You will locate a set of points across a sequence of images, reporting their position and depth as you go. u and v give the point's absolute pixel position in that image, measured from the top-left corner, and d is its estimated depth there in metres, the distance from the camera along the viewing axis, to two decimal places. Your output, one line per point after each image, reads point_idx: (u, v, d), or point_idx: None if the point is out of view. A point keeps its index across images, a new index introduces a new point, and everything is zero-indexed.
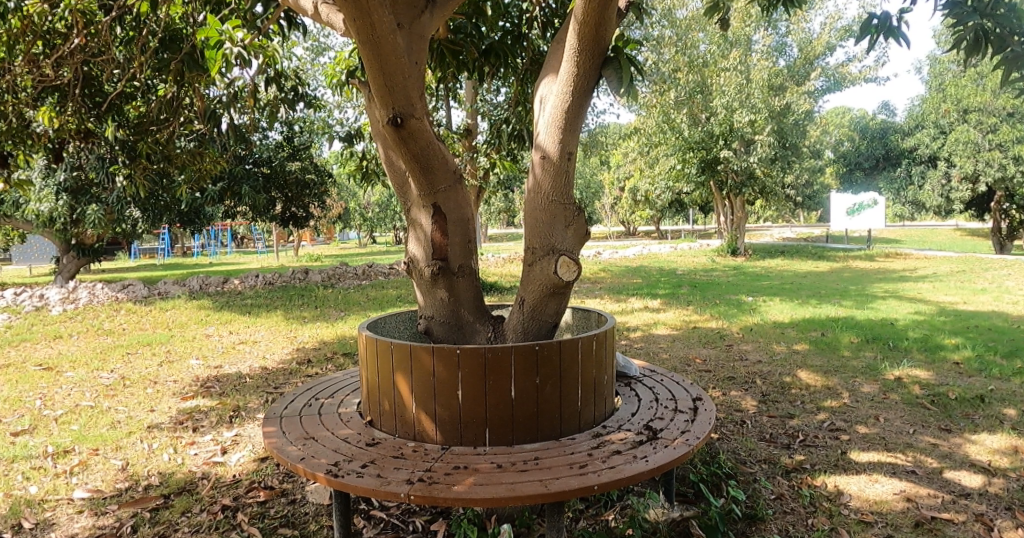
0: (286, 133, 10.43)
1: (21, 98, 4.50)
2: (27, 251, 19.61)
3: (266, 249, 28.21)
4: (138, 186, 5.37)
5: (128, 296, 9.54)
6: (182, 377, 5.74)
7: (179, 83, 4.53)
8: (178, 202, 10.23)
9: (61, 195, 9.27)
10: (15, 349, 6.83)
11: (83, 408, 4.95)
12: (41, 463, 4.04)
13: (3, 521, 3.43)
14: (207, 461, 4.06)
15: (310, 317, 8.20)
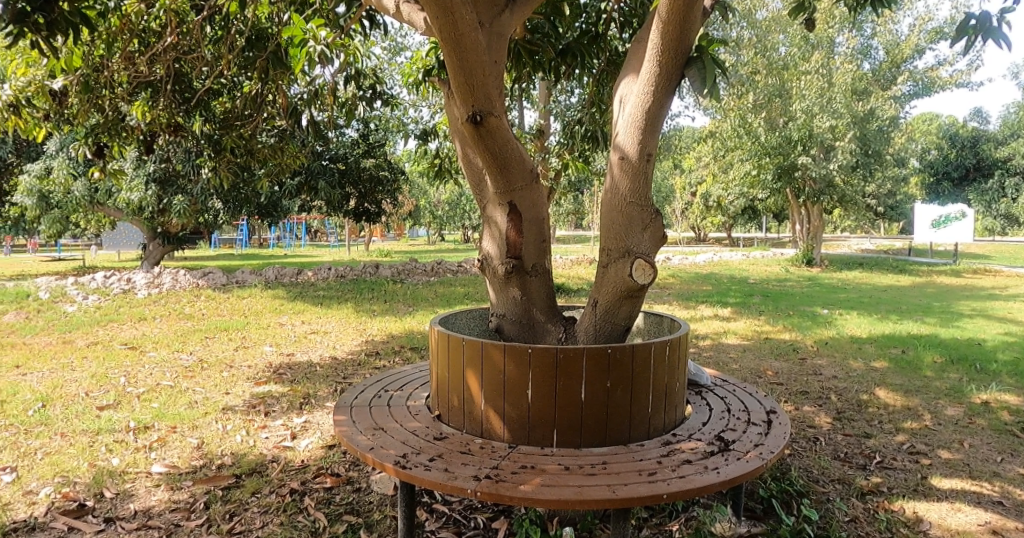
0: (363, 130, 10.71)
1: (118, 93, 4.73)
2: (117, 237, 20.85)
3: (338, 243, 29.11)
4: (222, 177, 5.59)
5: (208, 283, 9.97)
6: (256, 363, 5.96)
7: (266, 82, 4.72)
8: (258, 195, 10.65)
9: (149, 185, 9.76)
10: (105, 329, 7.26)
11: (163, 387, 5.21)
12: (123, 436, 4.27)
13: (88, 489, 3.60)
14: (278, 445, 4.21)
15: (381, 310, 8.39)
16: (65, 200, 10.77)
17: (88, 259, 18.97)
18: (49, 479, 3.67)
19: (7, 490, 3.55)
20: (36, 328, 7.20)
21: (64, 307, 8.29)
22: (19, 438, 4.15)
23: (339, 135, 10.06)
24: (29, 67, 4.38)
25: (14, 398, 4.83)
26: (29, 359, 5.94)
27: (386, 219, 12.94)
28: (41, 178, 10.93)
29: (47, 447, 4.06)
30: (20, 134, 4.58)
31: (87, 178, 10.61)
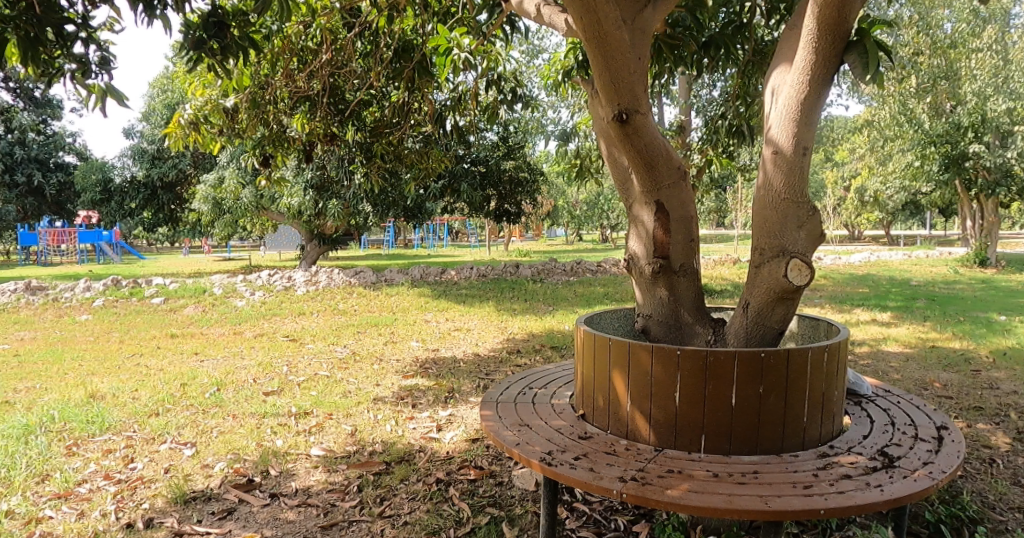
0: (503, 133, 11.02)
1: (281, 107, 5.09)
2: (279, 239, 22.91)
3: (476, 244, 30.14)
4: (373, 182, 5.95)
5: (359, 281, 10.69)
6: (404, 357, 6.32)
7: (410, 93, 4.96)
8: (404, 198, 11.29)
9: (307, 190, 10.63)
10: (270, 323, 8.01)
11: (321, 377, 5.66)
12: (286, 420, 4.66)
13: (256, 465, 3.95)
14: (424, 435, 4.43)
15: (521, 309, 8.57)
16: (235, 206, 11.97)
17: (255, 259, 21.03)
18: (223, 455, 4.05)
19: (188, 462, 3.96)
20: (212, 321, 8.07)
21: (235, 301, 9.23)
22: (199, 417, 4.64)
23: (479, 139, 10.40)
24: (207, 87, 4.94)
25: (195, 382, 5.44)
26: (208, 348, 6.67)
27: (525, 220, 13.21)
28: (215, 186, 12.20)
29: (221, 426, 4.50)
30: (200, 147, 5.12)
31: (254, 186, 11.75)
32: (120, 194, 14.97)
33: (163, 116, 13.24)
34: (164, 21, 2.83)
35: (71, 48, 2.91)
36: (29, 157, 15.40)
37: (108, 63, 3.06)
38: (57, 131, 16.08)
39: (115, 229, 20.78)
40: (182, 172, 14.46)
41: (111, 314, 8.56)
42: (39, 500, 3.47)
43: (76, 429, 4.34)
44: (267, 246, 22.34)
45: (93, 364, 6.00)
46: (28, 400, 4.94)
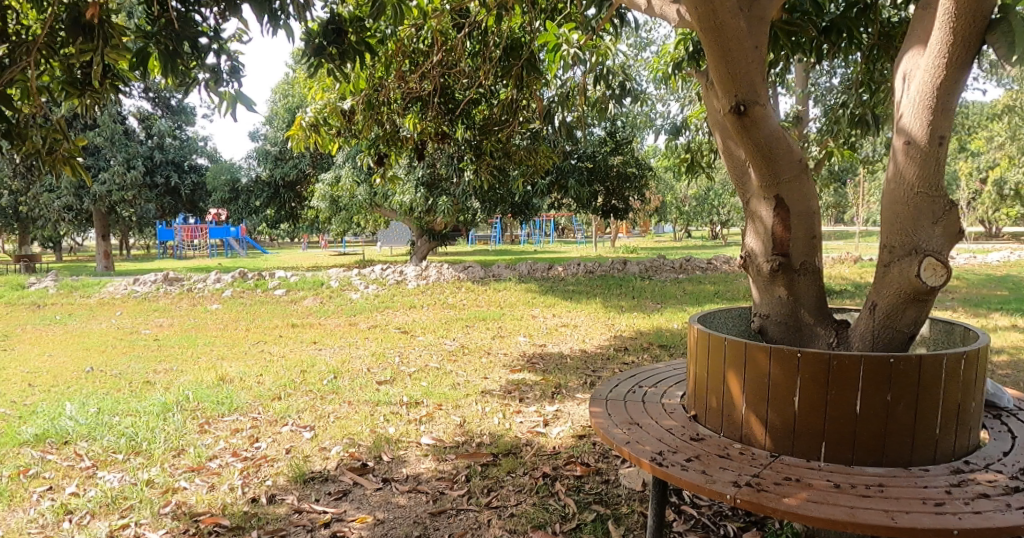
0: (611, 128, 10.91)
1: (395, 108, 5.24)
2: (391, 234, 23.91)
3: (583, 240, 30.06)
4: (482, 179, 6.07)
5: (468, 276, 10.94)
6: (512, 351, 6.43)
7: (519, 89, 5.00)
8: (511, 195, 11.46)
9: (419, 188, 11.01)
10: (383, 315, 8.39)
11: (431, 368, 5.86)
12: (398, 409, 4.86)
13: (370, 450, 4.15)
14: (531, 430, 4.48)
15: (629, 306, 8.46)
16: (351, 203, 12.59)
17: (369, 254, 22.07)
18: (339, 439, 4.28)
19: (308, 444, 4.21)
20: (330, 312, 8.56)
21: (351, 294, 9.75)
22: (318, 402, 4.93)
23: (586, 134, 10.35)
24: (326, 91, 5.17)
25: (314, 369, 5.80)
26: (326, 337, 7.09)
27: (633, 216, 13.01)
28: (332, 185, 12.90)
29: (338, 412, 4.76)
30: (319, 147, 5.41)
31: (368, 184, 12.31)
32: (247, 193, 16.17)
33: (285, 120, 14.14)
34: (286, 31, 3.07)
35: (205, 58, 3.27)
36: (167, 160, 16.92)
37: (237, 71, 3.36)
38: (191, 135, 17.59)
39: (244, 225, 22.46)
40: (301, 172, 15.42)
41: (239, 304, 9.28)
42: (176, 472, 3.80)
43: (208, 408, 4.72)
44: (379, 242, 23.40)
45: (223, 350, 6.54)
46: (167, 380, 5.44)
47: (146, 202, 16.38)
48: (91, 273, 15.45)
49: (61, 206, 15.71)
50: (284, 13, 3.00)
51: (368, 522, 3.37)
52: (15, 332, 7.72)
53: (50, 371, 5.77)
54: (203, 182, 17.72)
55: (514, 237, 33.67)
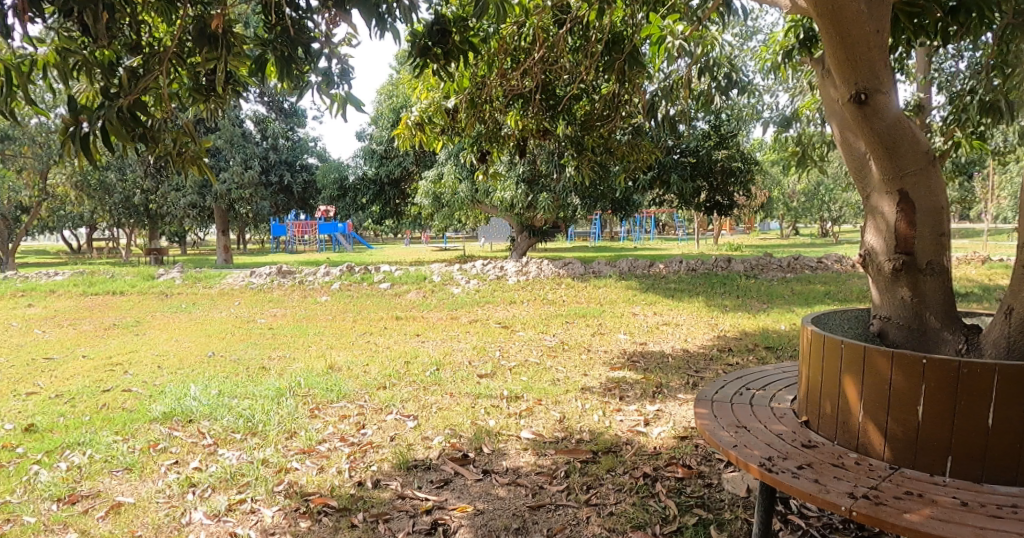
0: (715, 122, 10.57)
1: (497, 105, 5.27)
2: (490, 230, 24.27)
3: (683, 237, 29.30)
4: (583, 175, 6.04)
5: (568, 272, 10.90)
6: (612, 348, 6.38)
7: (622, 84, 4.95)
8: (612, 191, 11.40)
9: (520, 184, 11.14)
10: (483, 310, 8.54)
11: (531, 363, 5.91)
12: (498, 402, 4.92)
13: (471, 442, 4.23)
14: (631, 429, 4.43)
15: (733, 306, 8.17)
16: (454, 200, 12.90)
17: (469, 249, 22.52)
18: (441, 429, 4.40)
19: (411, 433, 4.35)
20: (432, 306, 8.83)
21: (453, 288, 9.99)
22: (421, 393, 5.09)
23: (690, 128, 10.07)
24: (430, 90, 5.20)
25: (417, 360, 5.99)
26: (428, 330, 7.31)
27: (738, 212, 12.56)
28: (435, 182, 13.23)
29: (440, 403, 4.89)
30: (424, 146, 5.57)
31: (471, 181, 12.57)
32: (355, 191, 16.91)
33: (390, 119, 14.66)
34: (393, 34, 3.19)
35: (316, 61, 3.45)
36: (281, 160, 17.96)
37: (346, 74, 3.53)
38: (303, 136, 18.59)
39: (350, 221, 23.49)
40: (405, 169, 15.96)
41: (347, 296, 9.73)
42: (289, 453, 4.03)
43: (318, 395, 4.98)
44: (478, 238, 23.83)
45: (332, 340, 6.88)
46: (281, 367, 5.79)
47: (263, 200, 17.47)
48: (215, 266, 16.68)
49: (188, 203, 17.08)
50: (389, 17, 3.10)
51: (468, 512, 3.45)
52: (149, 318, 8.46)
53: (179, 355, 6.28)
54: (313, 181, 18.71)
55: (613, 233, 33.28)
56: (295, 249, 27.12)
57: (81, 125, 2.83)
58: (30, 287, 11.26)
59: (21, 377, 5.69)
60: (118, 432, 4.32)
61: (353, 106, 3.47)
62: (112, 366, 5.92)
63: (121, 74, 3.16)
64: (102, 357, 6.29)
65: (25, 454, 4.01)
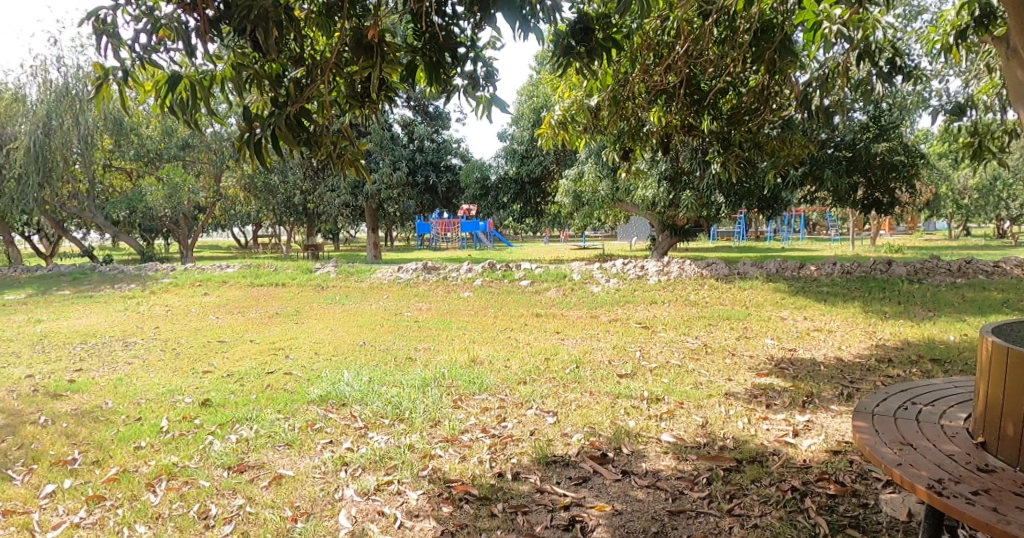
0: (874, 112, 9.82)
1: (639, 102, 5.18)
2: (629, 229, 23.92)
3: (835, 237, 27.33)
4: (729, 172, 5.79)
5: (712, 274, 10.33)
6: (757, 354, 6.09)
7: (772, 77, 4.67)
8: (759, 188, 11.26)
9: (661, 182, 10.99)
10: (623, 310, 8.48)
11: (672, 365, 5.77)
12: (638, 403, 4.85)
13: (610, 441, 4.20)
14: (779, 439, 4.20)
15: (894, 312, 7.51)
16: (594, 199, 12.88)
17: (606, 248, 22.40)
18: (580, 427, 4.41)
19: (550, 428, 4.40)
20: (572, 304, 8.94)
21: (592, 287, 10.00)
22: (560, 390, 5.13)
23: (848, 120, 9.38)
24: (572, 89, 5.29)
25: (557, 357, 6.05)
26: (568, 328, 7.36)
27: (899, 210, 11.56)
28: (575, 180, 13.29)
29: (579, 400, 4.91)
30: (566, 144, 5.65)
31: (611, 179, 12.52)
32: (496, 190, 17.40)
33: (531, 119, 14.83)
34: (535, 33, 3.19)
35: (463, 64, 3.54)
36: (427, 161, 18.76)
37: (492, 75, 3.62)
38: (448, 137, 19.02)
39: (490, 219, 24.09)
40: (545, 168, 16.16)
41: (489, 293, 10.03)
42: (433, 440, 4.22)
43: (462, 387, 5.17)
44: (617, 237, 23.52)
45: (474, 334, 7.13)
46: (427, 358, 6.09)
47: (409, 199, 18.41)
48: (365, 261, 17.80)
49: (342, 202, 18.35)
50: (532, 17, 3.11)
51: (606, 511, 3.43)
52: (308, 308, 9.20)
53: (335, 343, 6.77)
54: (457, 181, 19.21)
55: (757, 232, 31.72)
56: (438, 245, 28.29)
57: (254, 131, 3.15)
58: (208, 277, 12.62)
59: (203, 357, 6.39)
60: (280, 411, 4.73)
61: (498, 107, 3.55)
62: (276, 351, 6.50)
63: (288, 84, 3.43)
64: (268, 342, 6.93)
65: (204, 425, 4.50)
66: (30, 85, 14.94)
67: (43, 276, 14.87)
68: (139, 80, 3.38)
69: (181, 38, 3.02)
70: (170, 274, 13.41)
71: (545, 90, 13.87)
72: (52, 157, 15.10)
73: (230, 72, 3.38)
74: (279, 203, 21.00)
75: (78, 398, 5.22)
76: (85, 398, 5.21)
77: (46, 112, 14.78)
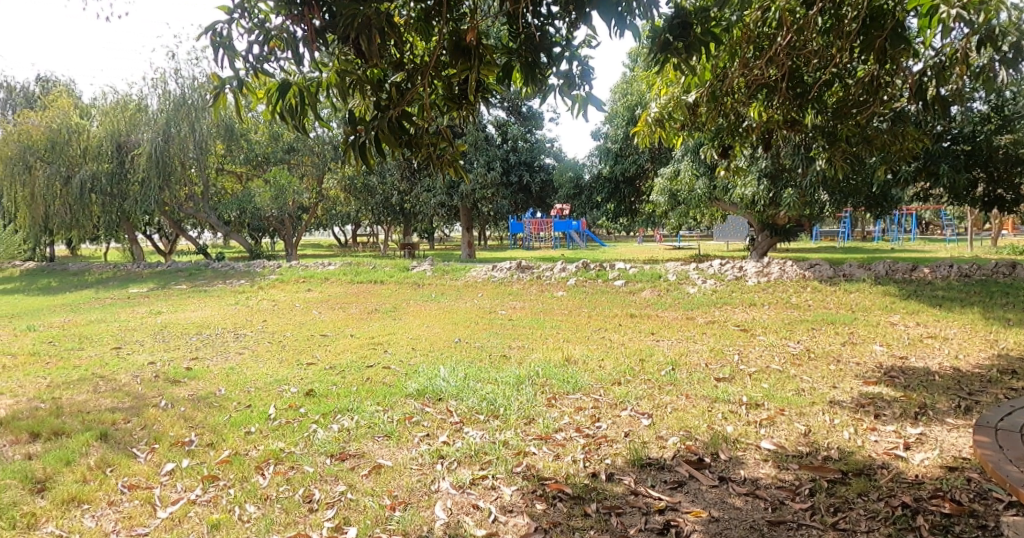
0: (996, 102, 9.10)
1: (738, 97, 5.03)
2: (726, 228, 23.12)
3: (952, 236, 25.44)
4: (835, 168, 5.50)
5: (815, 276, 9.85)
6: (865, 361, 5.78)
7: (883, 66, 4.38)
8: (867, 186, 10.74)
9: (762, 180, 10.66)
10: (721, 312, 8.27)
11: (772, 370, 5.57)
12: (736, 408, 4.71)
13: (707, 447, 4.10)
14: (888, 451, 3.97)
15: (1020, 319, 6.93)
16: (690, 198, 12.61)
17: (701, 248, 21.85)
18: (676, 430, 4.33)
19: (645, 431, 4.35)
20: (668, 305, 8.82)
21: (688, 288, 9.80)
22: (656, 392, 5.06)
23: (969, 111, 8.71)
24: (669, 86, 5.23)
25: (652, 358, 5.98)
26: (663, 329, 7.25)
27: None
28: (671, 179, 13.14)
29: (675, 403, 4.82)
30: (663, 141, 5.68)
31: (708, 177, 12.23)
32: (590, 189, 17.44)
33: (626, 118, 14.67)
34: (629, 29, 3.05)
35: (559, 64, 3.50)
36: (520, 161, 18.90)
37: (587, 73, 3.51)
38: (541, 137, 19.22)
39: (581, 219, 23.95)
40: (640, 167, 15.92)
41: (582, 293, 10.02)
42: (527, 438, 4.27)
43: (556, 385, 5.20)
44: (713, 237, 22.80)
45: (567, 333, 7.15)
46: (521, 356, 6.16)
47: (503, 199, 18.63)
48: (459, 260, 18.17)
49: (438, 202, 18.78)
50: (625, 13, 2.99)
51: (702, 517, 3.35)
52: (405, 305, 9.51)
53: (430, 339, 6.97)
54: (551, 180, 19.43)
55: (864, 233, 29.99)
56: (530, 244, 28.41)
57: (359, 133, 3.27)
58: (312, 274, 13.28)
59: (308, 349, 6.74)
60: (379, 403, 4.91)
61: (593, 107, 3.46)
62: (375, 345, 6.77)
63: (390, 89, 3.52)
64: (367, 337, 7.21)
65: (308, 414, 4.74)
66: (152, 96, 16.20)
67: (163, 272, 16.11)
68: (252, 89, 3.57)
69: (290, 46, 3.18)
70: (276, 270, 14.20)
71: (640, 87, 13.60)
72: (171, 162, 16.33)
73: (334, 78, 3.52)
74: (376, 204, 21.77)
75: (195, 385, 5.62)
76: (202, 385, 5.61)
77: (165, 120, 15.99)
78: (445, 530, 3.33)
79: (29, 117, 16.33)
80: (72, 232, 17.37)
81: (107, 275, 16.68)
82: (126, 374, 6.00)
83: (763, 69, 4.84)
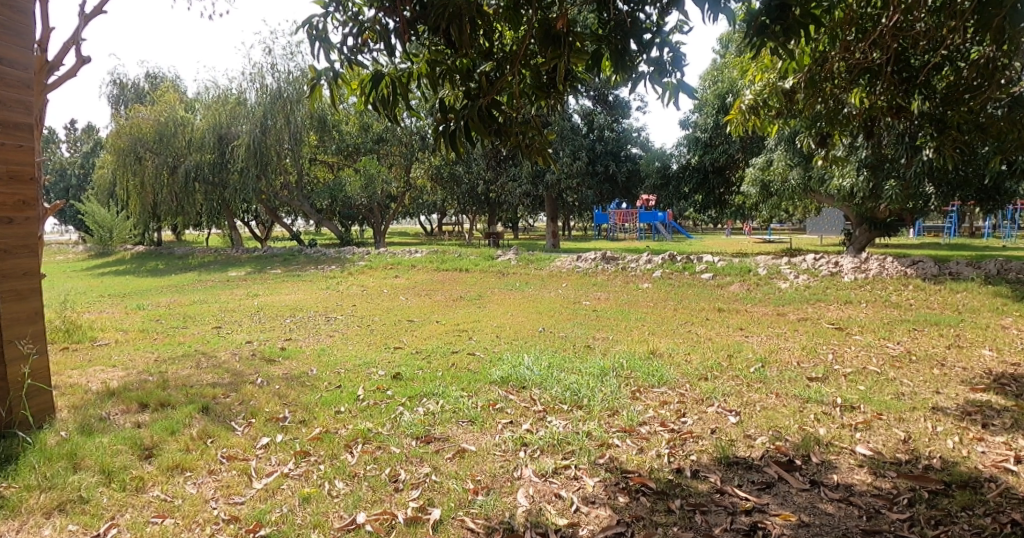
0: None
1: (838, 82, 4.77)
2: (821, 222, 22.03)
3: None
4: (945, 158, 5.10)
5: (917, 273, 9.26)
6: (973, 366, 5.37)
7: (1000, 46, 3.90)
8: (979, 178, 9.99)
9: (862, 170, 10.12)
10: (814, 309, 7.91)
11: (870, 372, 5.27)
12: (830, 410, 4.50)
13: (797, 448, 3.94)
14: (997, 464, 3.68)
15: None
16: (783, 188, 12.11)
17: (793, 241, 20.95)
18: (765, 430, 4.18)
19: (732, 428, 4.23)
20: (757, 300, 8.52)
21: (779, 284, 9.41)
22: (744, 389, 4.90)
23: None
24: (765, 72, 5.04)
25: (740, 354, 5.80)
26: (752, 325, 7.00)
27: None
28: (763, 169, 12.69)
29: (765, 402, 4.65)
30: (758, 129, 5.48)
31: (803, 167, 11.69)
32: (678, 179, 17.09)
33: (714, 105, 14.25)
34: (716, 10, 2.87)
35: (647, 52, 3.39)
36: (606, 151, 18.71)
37: (679, 60, 3.36)
38: (627, 127, 18.94)
39: (667, 208, 23.47)
40: (730, 157, 15.36)
41: (668, 285, 9.82)
42: (611, 430, 4.23)
43: (641, 378, 5.13)
44: (806, 230, 21.77)
45: (653, 326, 7.03)
46: (604, 347, 6.13)
47: (587, 189, 18.49)
48: (541, 249, 18.14)
49: (522, 192, 18.83)
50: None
51: (791, 522, 3.23)
52: (489, 293, 9.62)
53: (514, 328, 7.02)
54: (637, 170, 19.15)
55: (974, 228, 27.88)
56: (613, 235, 28.07)
57: (450, 122, 3.31)
58: (398, 261, 13.66)
59: (394, 334, 6.95)
60: (464, 389, 5.00)
61: (684, 95, 3.29)
62: (459, 332, 6.90)
63: (478, 78, 3.52)
64: (451, 323, 7.36)
65: (394, 397, 4.88)
66: (250, 90, 17.00)
67: (260, 257, 16.96)
68: (346, 80, 3.66)
69: (383, 38, 3.25)
70: (365, 257, 14.65)
71: (731, 74, 13.09)
72: (267, 153, 17.15)
73: (425, 68, 3.56)
74: (462, 193, 22.07)
75: (289, 364, 5.91)
76: (294, 365, 5.88)
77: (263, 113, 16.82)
78: (526, 517, 3.36)
79: (140, 111, 17.50)
80: (178, 218, 18.61)
81: (209, 259, 17.72)
82: (224, 352, 6.37)
83: (867, 52, 4.54)
